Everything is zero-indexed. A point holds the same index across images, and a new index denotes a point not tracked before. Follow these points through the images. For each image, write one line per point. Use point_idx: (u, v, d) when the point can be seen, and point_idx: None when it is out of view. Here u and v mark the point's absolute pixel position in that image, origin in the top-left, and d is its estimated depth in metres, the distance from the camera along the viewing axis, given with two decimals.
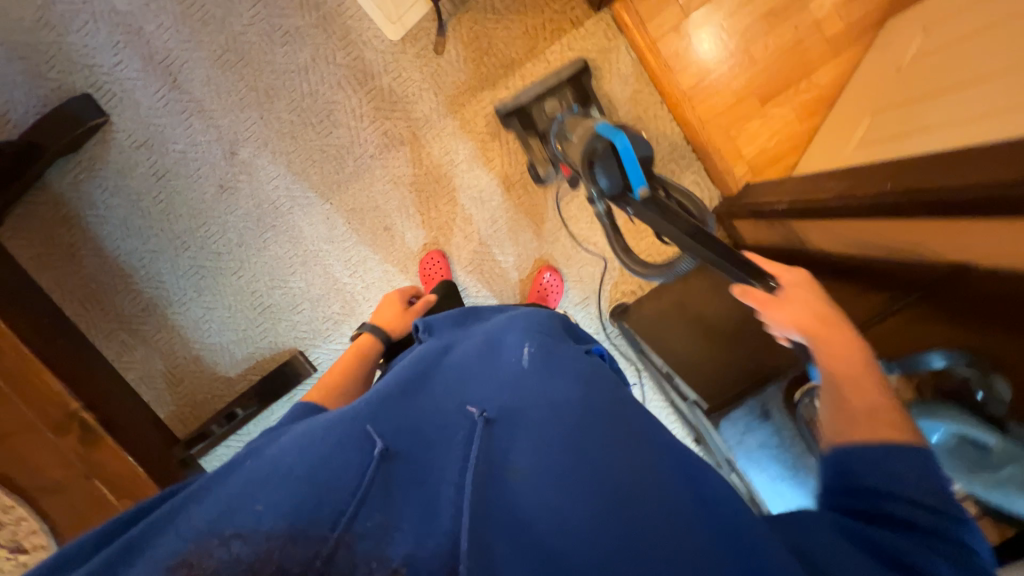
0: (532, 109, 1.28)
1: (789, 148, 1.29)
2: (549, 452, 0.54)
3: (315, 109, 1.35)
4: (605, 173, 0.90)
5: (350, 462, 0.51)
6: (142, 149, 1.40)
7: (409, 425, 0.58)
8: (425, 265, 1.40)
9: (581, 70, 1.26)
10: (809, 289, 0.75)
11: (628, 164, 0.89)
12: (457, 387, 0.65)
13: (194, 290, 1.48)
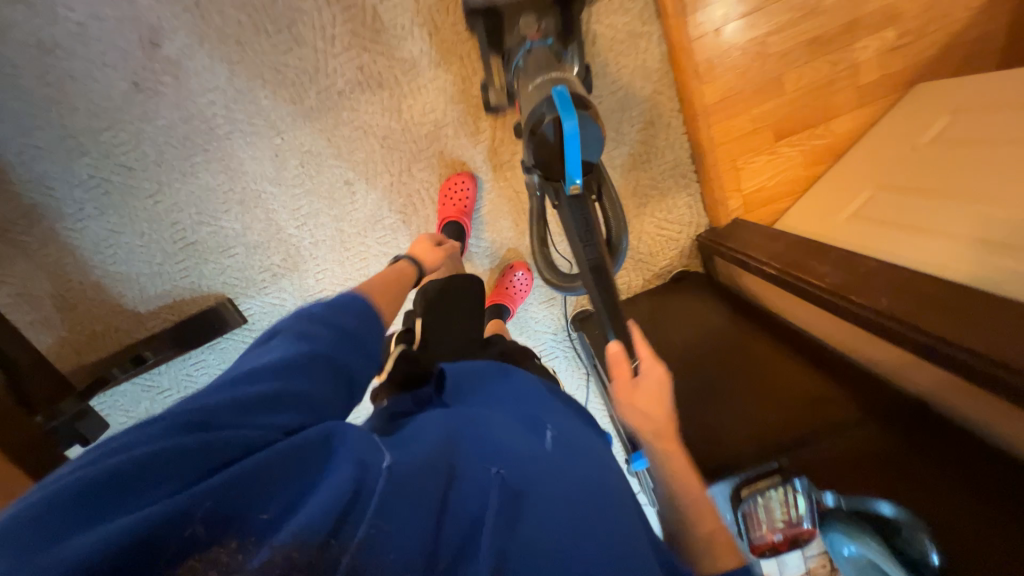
0: (507, 17, 1.03)
1: (786, 192, 1.25)
2: (576, 545, 0.45)
3: (273, 13, 1.06)
4: (547, 155, 0.87)
5: (350, 472, 0.42)
6: (19, 6, 1.04)
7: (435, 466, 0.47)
8: (451, 188, 1.21)
9: None
10: (665, 386, 0.73)
11: (569, 150, 0.85)
12: (478, 432, 0.54)
13: (95, 207, 1.21)
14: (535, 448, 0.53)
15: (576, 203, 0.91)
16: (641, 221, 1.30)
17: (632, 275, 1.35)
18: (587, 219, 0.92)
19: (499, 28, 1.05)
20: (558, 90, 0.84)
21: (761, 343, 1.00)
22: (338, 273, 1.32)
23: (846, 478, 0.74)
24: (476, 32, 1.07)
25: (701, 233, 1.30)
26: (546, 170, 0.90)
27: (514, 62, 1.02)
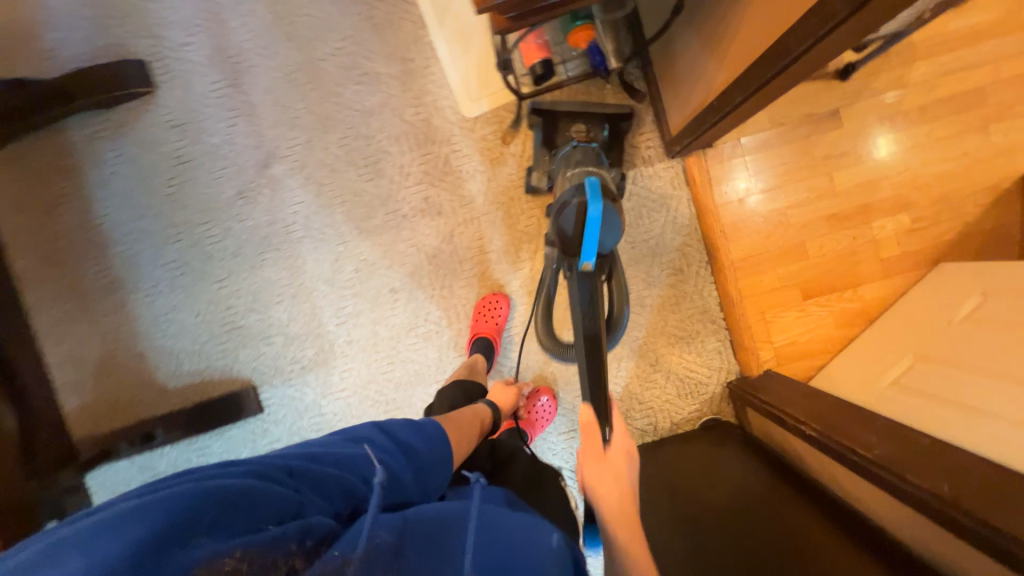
0: (562, 128, 1.14)
1: (818, 349, 1.24)
2: None
3: (365, 152, 1.30)
4: (568, 235, 0.93)
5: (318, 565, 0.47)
6: (176, 131, 1.32)
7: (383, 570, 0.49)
8: (485, 306, 1.29)
9: (623, 117, 1.16)
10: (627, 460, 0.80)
11: (591, 232, 0.90)
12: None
13: (168, 285, 1.35)
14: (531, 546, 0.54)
15: (588, 277, 0.97)
16: (669, 360, 1.29)
17: (661, 416, 1.30)
18: (592, 296, 0.98)
19: (548, 135, 1.16)
20: (592, 182, 0.89)
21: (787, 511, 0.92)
22: (362, 373, 1.34)
23: None
24: (533, 126, 1.20)
25: (732, 380, 1.27)
26: (564, 250, 0.96)
27: (560, 153, 1.13)
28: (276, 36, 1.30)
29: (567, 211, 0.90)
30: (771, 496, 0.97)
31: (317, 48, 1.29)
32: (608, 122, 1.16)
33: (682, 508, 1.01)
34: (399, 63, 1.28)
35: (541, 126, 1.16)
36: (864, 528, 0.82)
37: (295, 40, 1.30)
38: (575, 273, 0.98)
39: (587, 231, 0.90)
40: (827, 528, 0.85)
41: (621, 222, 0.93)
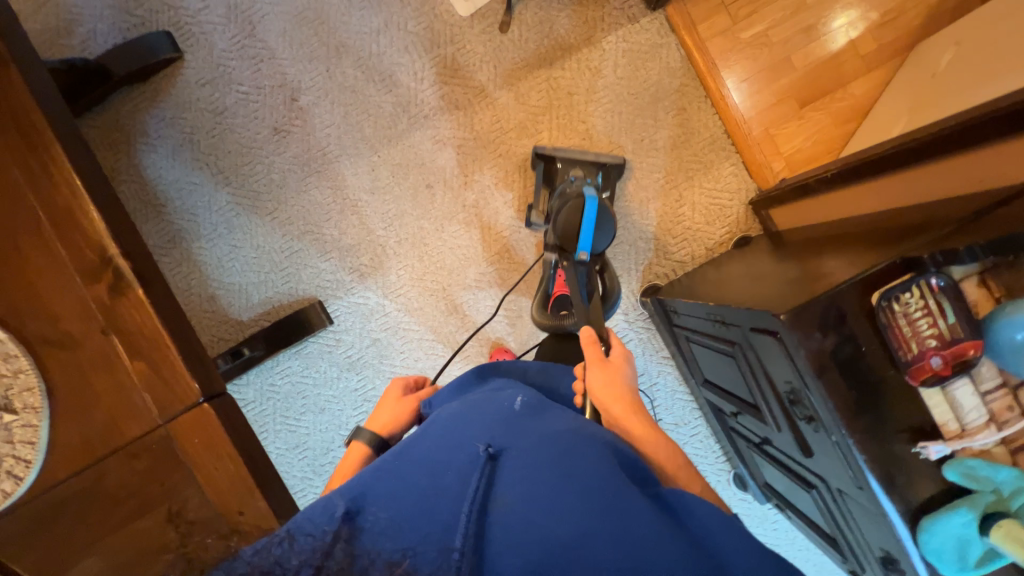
0: (560, 165, 1.38)
1: (824, 150, 1.35)
2: (524, 482, 0.59)
3: (379, 69, 1.44)
4: (566, 228, 1.17)
5: (338, 500, 0.60)
6: (207, 87, 1.47)
7: (394, 488, 0.62)
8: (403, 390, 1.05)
9: (616, 165, 1.37)
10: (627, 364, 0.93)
11: (586, 226, 1.14)
12: (446, 443, 0.69)
13: (225, 226, 1.47)
14: (495, 432, 0.68)
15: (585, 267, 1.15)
16: (692, 192, 1.40)
17: (695, 245, 1.40)
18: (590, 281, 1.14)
19: (551, 173, 1.39)
20: (584, 191, 1.18)
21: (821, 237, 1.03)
22: (417, 268, 1.45)
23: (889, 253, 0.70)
24: (536, 171, 1.42)
25: (752, 196, 1.38)
26: (565, 242, 1.18)
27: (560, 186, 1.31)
28: None
29: (567, 214, 1.16)
30: (806, 240, 1.09)
31: None
32: (599, 169, 1.37)
33: (733, 278, 1.13)
34: None
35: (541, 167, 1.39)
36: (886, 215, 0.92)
37: None
38: (573, 264, 1.17)
39: (584, 222, 1.15)
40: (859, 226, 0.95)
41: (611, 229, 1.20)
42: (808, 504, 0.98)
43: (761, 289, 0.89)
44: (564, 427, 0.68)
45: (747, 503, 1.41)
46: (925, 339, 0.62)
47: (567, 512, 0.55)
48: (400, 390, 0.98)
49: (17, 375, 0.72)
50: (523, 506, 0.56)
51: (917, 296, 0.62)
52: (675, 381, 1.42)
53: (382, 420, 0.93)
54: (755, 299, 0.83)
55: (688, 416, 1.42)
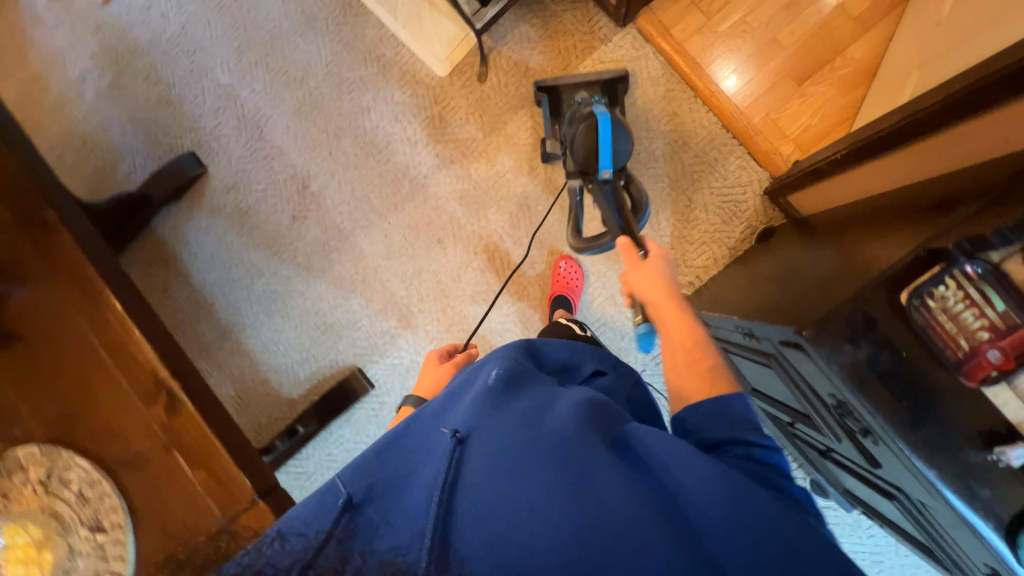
0: (566, 94, 1.35)
1: (835, 122, 1.27)
2: (495, 463, 0.61)
3: (376, 142, 1.53)
4: (584, 147, 1.16)
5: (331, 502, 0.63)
6: (231, 192, 1.62)
7: (384, 482, 0.66)
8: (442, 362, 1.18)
9: (620, 78, 1.33)
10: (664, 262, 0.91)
11: (603, 140, 1.14)
12: (424, 430, 0.71)
13: (265, 314, 1.59)
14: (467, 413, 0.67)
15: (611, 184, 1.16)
16: (701, 194, 1.35)
17: (716, 247, 1.34)
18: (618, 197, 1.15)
19: (555, 105, 1.36)
20: (598, 109, 1.17)
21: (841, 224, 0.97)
22: (443, 320, 1.49)
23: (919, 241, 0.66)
24: (542, 107, 1.39)
25: (767, 185, 1.31)
26: (584, 164, 1.18)
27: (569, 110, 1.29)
28: (278, 87, 1.58)
29: (582, 134, 1.16)
30: (830, 227, 1.01)
31: (312, 79, 1.56)
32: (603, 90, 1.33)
33: (757, 280, 1.07)
34: (376, 61, 1.52)
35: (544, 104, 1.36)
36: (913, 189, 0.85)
37: (292, 84, 1.57)
38: (597, 184, 1.17)
39: (601, 140, 1.14)
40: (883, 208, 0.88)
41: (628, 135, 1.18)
42: (893, 514, 0.89)
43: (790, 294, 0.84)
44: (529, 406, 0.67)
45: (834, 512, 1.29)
46: (975, 333, 0.56)
47: (535, 489, 0.56)
48: (437, 360, 1.11)
49: (103, 497, 0.81)
50: (491, 485, 0.58)
51: (955, 287, 0.57)
52: None
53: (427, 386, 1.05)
54: (783, 310, 0.78)
55: None
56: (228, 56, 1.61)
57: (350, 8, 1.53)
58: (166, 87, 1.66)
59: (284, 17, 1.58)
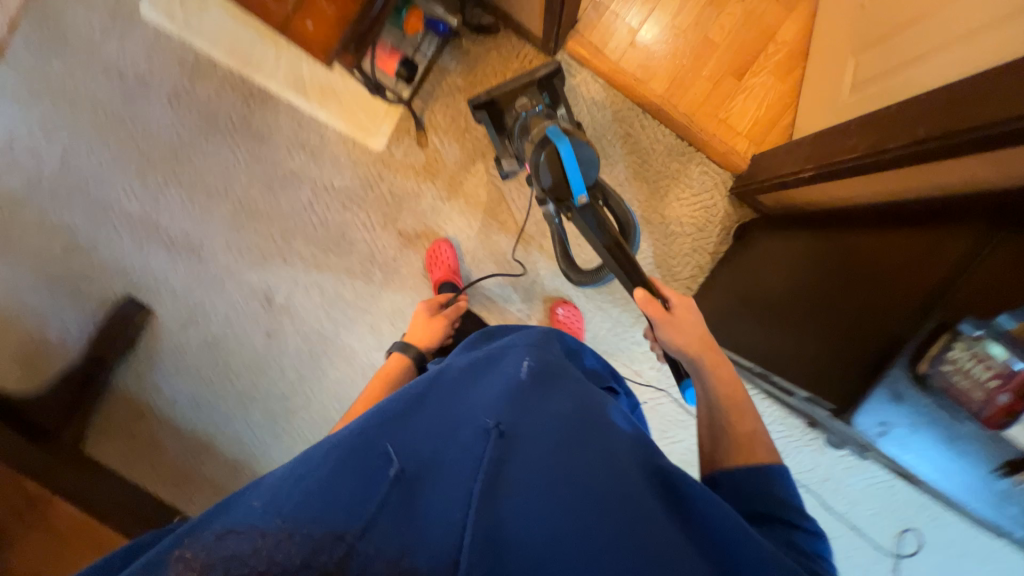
0: (505, 105, 1.19)
1: (780, 110, 1.29)
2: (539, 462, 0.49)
3: (330, 236, 1.41)
4: (550, 172, 0.99)
5: (350, 470, 0.49)
6: (188, 326, 1.47)
7: (411, 455, 0.53)
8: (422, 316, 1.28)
9: (557, 74, 1.19)
10: (694, 313, 0.92)
11: (569, 168, 0.96)
12: (455, 414, 0.59)
13: (272, 437, 1.51)
14: (502, 407, 0.56)
15: (592, 209, 1.00)
16: (672, 208, 1.36)
17: (698, 255, 1.37)
18: (601, 223, 1.01)
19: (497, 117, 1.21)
20: (550, 129, 0.97)
21: (819, 239, 1.00)
22: None
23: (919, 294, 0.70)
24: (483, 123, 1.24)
25: (732, 185, 1.33)
26: (557, 192, 1.01)
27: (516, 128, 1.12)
28: (200, 201, 1.41)
29: (543, 165, 0.98)
30: (809, 239, 1.04)
31: (236, 185, 1.40)
32: (546, 87, 1.19)
33: (752, 300, 1.11)
34: (302, 149, 1.38)
35: (486, 115, 1.21)
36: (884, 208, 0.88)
37: (215, 194, 1.41)
38: (575, 211, 1.01)
39: (567, 169, 0.96)
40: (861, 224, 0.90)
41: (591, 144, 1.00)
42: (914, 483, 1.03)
43: (796, 335, 0.89)
44: (570, 406, 0.59)
45: (851, 460, 1.44)
46: (986, 384, 0.65)
47: (577, 480, 0.48)
48: (426, 312, 1.22)
49: None
50: (533, 480, 0.48)
51: (963, 349, 0.64)
52: None
53: (419, 334, 1.16)
54: (799, 365, 0.83)
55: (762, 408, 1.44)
56: (129, 180, 1.41)
57: (253, 97, 1.37)
58: (68, 231, 1.44)
59: (179, 122, 1.38)
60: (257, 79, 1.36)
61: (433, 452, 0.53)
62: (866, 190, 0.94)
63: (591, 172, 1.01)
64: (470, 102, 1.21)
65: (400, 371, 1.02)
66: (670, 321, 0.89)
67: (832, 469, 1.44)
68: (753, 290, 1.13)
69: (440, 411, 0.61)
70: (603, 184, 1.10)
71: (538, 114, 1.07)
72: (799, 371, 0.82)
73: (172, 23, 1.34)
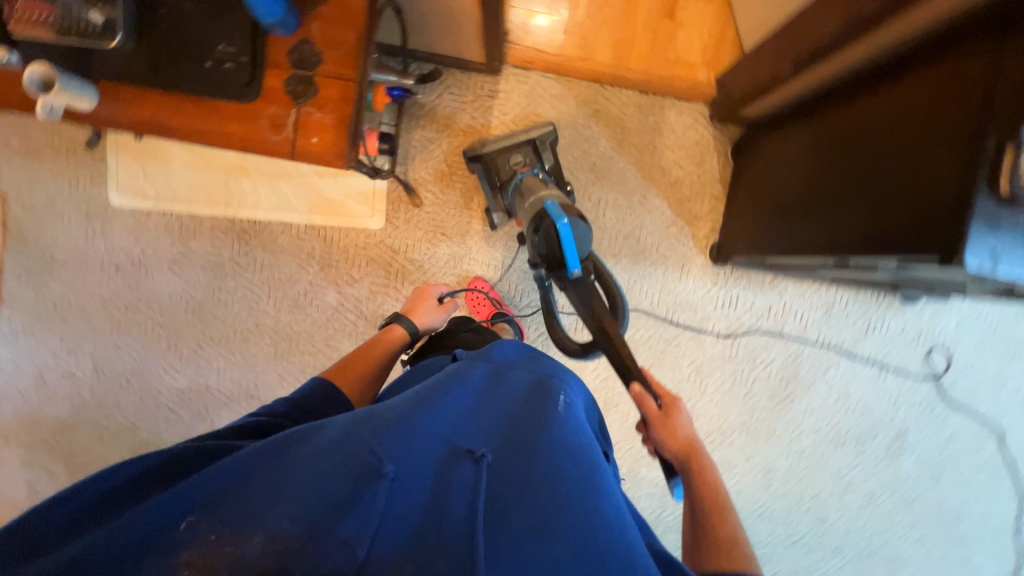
0: (499, 158, 1.28)
1: (721, 28, 1.34)
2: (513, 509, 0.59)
3: (372, 324, 1.42)
4: (546, 240, 0.98)
5: (350, 473, 0.59)
6: None
7: (407, 466, 0.61)
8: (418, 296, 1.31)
9: (551, 132, 1.31)
10: (682, 412, 0.88)
11: (566, 241, 0.96)
12: (460, 425, 0.68)
13: None
14: (495, 439, 0.65)
15: (584, 283, 0.98)
16: (667, 158, 1.40)
17: (708, 187, 1.41)
18: (594, 297, 0.96)
19: (490, 170, 1.29)
20: (551, 203, 0.98)
21: (826, 122, 1.04)
22: None
23: (963, 128, 0.71)
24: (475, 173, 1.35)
25: (709, 113, 1.38)
26: (549, 257, 0.99)
27: (511, 186, 1.22)
28: (240, 348, 1.42)
29: (540, 231, 0.98)
30: (813, 127, 1.07)
31: (266, 318, 1.41)
32: (540, 146, 1.29)
33: (782, 201, 1.15)
34: (313, 257, 1.40)
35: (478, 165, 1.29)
36: (878, 69, 0.93)
37: (251, 335, 1.41)
38: (566, 283, 0.99)
39: (563, 241, 0.95)
40: (865, 93, 0.94)
41: (588, 224, 1.01)
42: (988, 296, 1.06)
43: (846, 215, 0.93)
44: (560, 448, 0.65)
45: (929, 307, 1.47)
46: None
47: (540, 528, 0.57)
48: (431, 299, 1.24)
49: None
50: (507, 526, 0.57)
51: None
52: (794, 287, 1.46)
53: (420, 313, 1.19)
54: (867, 237, 0.86)
55: (831, 297, 1.46)
56: (165, 358, 1.41)
57: (247, 233, 1.38)
58: (128, 432, 1.43)
59: (189, 285, 1.39)
60: (243, 215, 1.38)
61: (429, 464, 0.62)
62: (845, 68, 0.98)
63: (586, 249, 1.00)
64: (466, 152, 1.31)
65: (393, 343, 1.08)
66: (663, 423, 0.85)
67: (917, 321, 1.47)
68: (778, 195, 1.17)
69: (445, 417, 0.68)
70: (596, 259, 1.03)
71: (537, 179, 1.15)
72: (871, 242, 0.85)
73: (144, 200, 1.36)
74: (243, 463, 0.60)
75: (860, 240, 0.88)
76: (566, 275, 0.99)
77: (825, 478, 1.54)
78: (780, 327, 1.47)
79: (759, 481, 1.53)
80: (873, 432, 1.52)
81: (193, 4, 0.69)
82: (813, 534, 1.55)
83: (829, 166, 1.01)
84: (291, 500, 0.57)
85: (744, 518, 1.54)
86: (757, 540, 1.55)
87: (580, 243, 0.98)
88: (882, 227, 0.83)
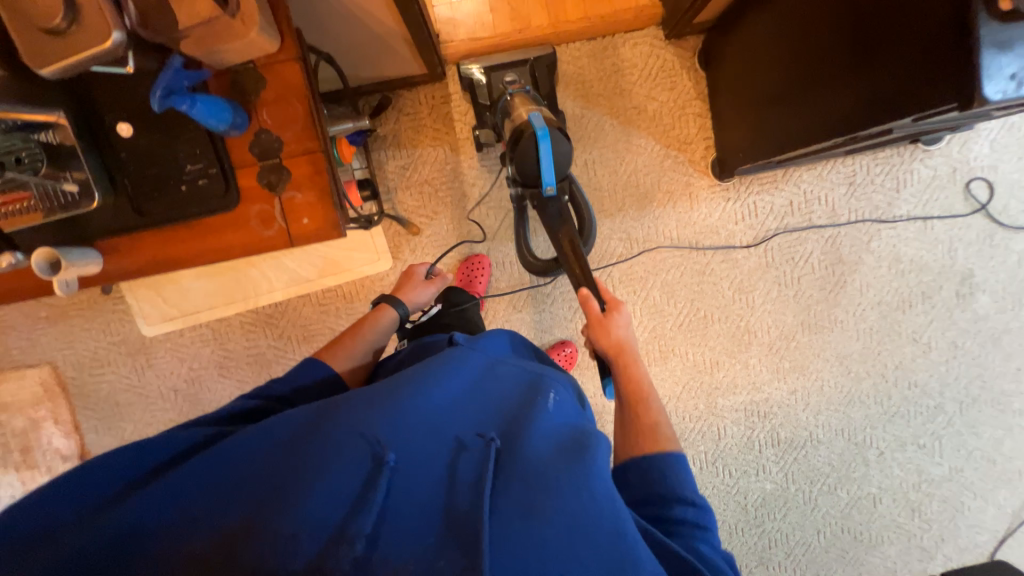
0: (491, 75, 1.24)
1: None
2: (514, 490, 0.57)
3: None
4: (522, 160, 0.92)
5: (343, 464, 0.58)
6: None
7: (409, 453, 0.60)
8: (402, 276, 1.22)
9: (548, 58, 1.25)
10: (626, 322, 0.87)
11: (544, 157, 0.90)
12: (460, 410, 0.67)
13: None
14: (495, 424, 0.65)
15: (558, 203, 0.96)
16: (637, 95, 1.36)
17: (688, 108, 1.37)
18: (565, 219, 0.97)
19: (479, 86, 1.24)
20: (533, 116, 0.91)
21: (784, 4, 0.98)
22: None
23: None
24: (463, 93, 1.30)
25: (664, 34, 1.33)
26: (524, 175, 0.94)
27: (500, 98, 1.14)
28: None
29: (517, 146, 0.92)
30: (774, 12, 1.01)
31: None
32: (534, 68, 1.24)
33: (769, 97, 1.09)
34: (340, 317, 1.43)
35: (471, 84, 1.25)
36: None
37: None
38: (542, 203, 0.96)
39: (543, 159, 0.90)
40: None
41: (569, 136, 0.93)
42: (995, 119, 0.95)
43: (840, 87, 0.88)
44: (559, 432, 0.65)
45: (955, 138, 1.40)
46: None
47: (543, 510, 0.55)
48: (418, 283, 1.16)
49: None
50: (509, 508, 0.55)
51: None
52: (809, 172, 1.41)
53: (407, 298, 1.13)
54: (868, 105, 0.82)
55: (849, 169, 1.40)
56: None
57: (273, 317, 1.43)
58: None
59: (241, 383, 1.45)
60: (264, 302, 1.42)
61: (424, 451, 0.61)
62: None
63: (563, 164, 0.94)
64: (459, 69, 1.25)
65: (375, 323, 1.04)
66: (601, 325, 0.84)
67: (947, 159, 1.41)
68: (763, 92, 1.12)
69: (441, 402, 0.67)
70: (571, 181, 1.00)
71: (522, 94, 1.09)
72: (875, 106, 0.81)
73: (172, 321, 1.42)
74: (243, 452, 0.61)
75: (862, 114, 0.84)
76: (540, 194, 0.95)
77: (904, 345, 1.50)
78: (808, 218, 1.42)
79: (837, 371, 1.51)
80: (937, 284, 1.46)
81: (144, 137, 0.70)
82: (908, 402, 1.53)
83: (807, 48, 0.95)
84: (283, 496, 0.56)
85: (835, 410, 1.53)
86: (855, 426, 1.53)
87: (559, 160, 0.93)
88: (879, 94, 0.79)
